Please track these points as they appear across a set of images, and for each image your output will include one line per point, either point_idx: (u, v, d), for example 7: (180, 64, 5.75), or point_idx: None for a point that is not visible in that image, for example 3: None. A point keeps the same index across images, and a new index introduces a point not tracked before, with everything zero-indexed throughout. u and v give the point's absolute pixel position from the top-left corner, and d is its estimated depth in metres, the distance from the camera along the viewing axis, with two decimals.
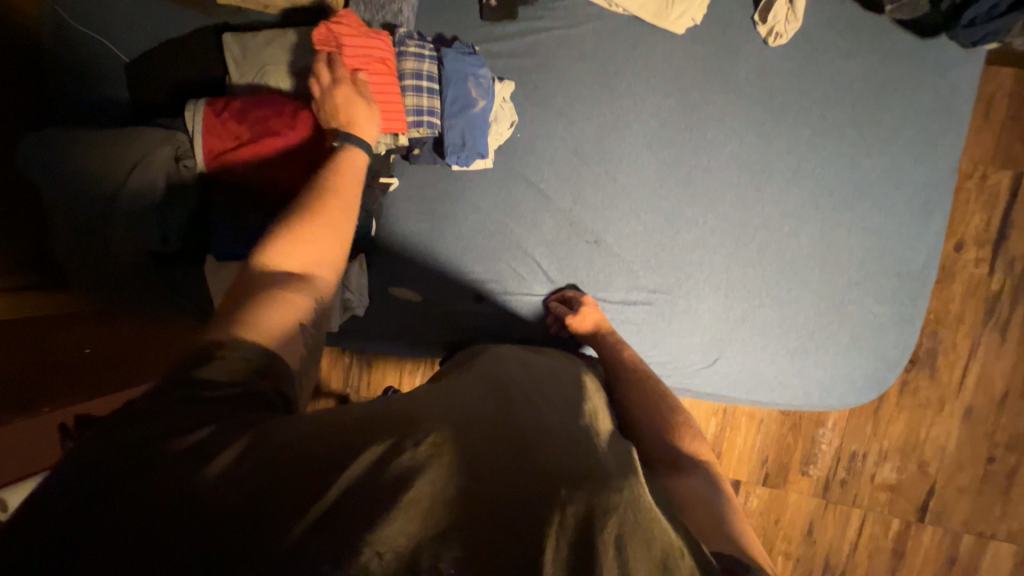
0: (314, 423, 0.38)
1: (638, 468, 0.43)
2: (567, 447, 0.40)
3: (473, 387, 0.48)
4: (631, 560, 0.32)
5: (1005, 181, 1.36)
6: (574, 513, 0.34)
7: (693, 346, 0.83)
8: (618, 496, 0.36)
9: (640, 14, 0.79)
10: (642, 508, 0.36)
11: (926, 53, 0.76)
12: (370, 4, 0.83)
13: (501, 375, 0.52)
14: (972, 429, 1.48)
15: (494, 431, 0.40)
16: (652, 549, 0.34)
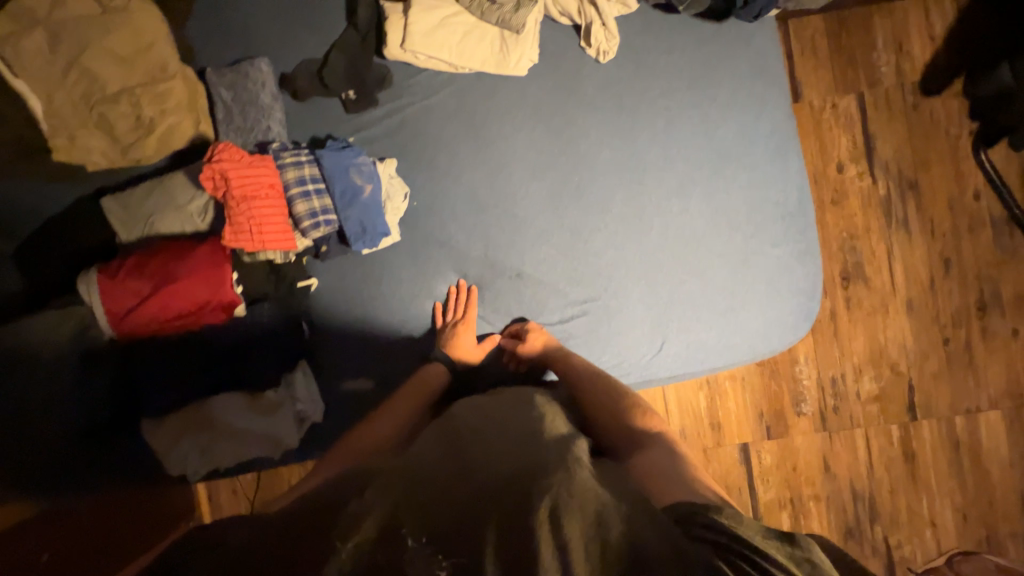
0: (294, 505, 0.46)
1: (577, 456, 0.52)
2: (508, 459, 0.50)
3: (433, 433, 0.57)
4: (567, 522, 0.42)
5: (851, 104, 1.60)
6: (514, 498, 0.44)
7: (639, 339, 0.87)
8: (553, 483, 0.45)
9: (484, 69, 0.87)
10: (575, 485, 0.46)
11: (729, 30, 0.87)
12: (239, 130, 0.88)
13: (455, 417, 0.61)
14: (919, 320, 1.62)
15: (447, 460, 0.50)
16: (586, 512, 0.43)
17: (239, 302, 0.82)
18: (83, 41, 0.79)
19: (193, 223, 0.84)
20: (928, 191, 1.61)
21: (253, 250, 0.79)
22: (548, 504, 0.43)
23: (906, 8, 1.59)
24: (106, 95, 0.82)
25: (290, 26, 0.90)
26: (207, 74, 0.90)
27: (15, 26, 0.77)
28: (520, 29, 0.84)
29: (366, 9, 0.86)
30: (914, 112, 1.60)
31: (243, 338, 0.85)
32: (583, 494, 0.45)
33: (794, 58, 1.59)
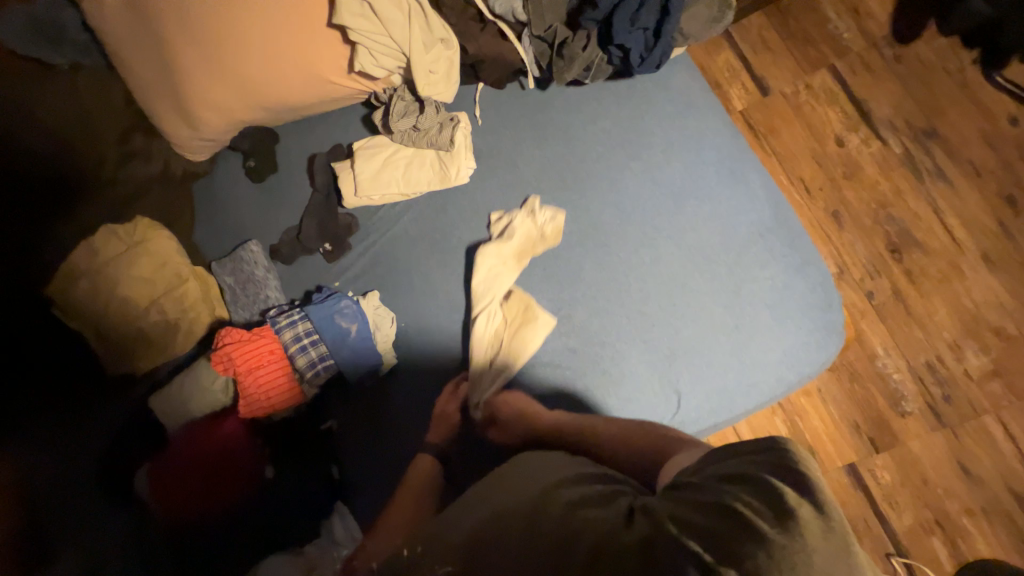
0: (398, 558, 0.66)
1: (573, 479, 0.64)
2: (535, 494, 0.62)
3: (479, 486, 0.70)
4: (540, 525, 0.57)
5: (826, 78, 1.54)
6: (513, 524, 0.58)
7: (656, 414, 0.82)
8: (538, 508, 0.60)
9: (433, 189, 0.94)
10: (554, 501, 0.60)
11: (642, 81, 0.89)
12: (245, 306, 1.00)
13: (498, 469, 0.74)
14: (1007, 271, 1.38)
15: (485, 504, 0.65)
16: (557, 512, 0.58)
17: (264, 463, 0.91)
18: (114, 276, 0.96)
19: (220, 399, 0.94)
20: (951, 134, 1.45)
21: (267, 414, 0.88)
22: (563, 515, 0.57)
23: None
24: (139, 312, 0.96)
25: (269, 206, 1.03)
26: (212, 266, 1.03)
27: (63, 279, 0.94)
28: (450, 147, 0.91)
29: (322, 173, 0.98)
30: (898, 63, 1.49)
31: (272, 501, 0.89)
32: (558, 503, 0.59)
33: (748, 58, 1.58)
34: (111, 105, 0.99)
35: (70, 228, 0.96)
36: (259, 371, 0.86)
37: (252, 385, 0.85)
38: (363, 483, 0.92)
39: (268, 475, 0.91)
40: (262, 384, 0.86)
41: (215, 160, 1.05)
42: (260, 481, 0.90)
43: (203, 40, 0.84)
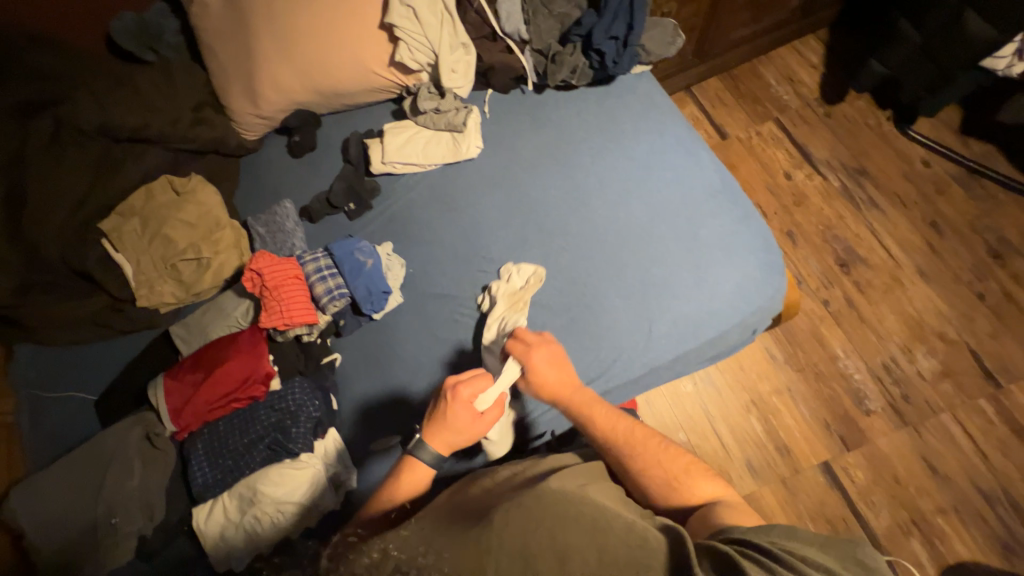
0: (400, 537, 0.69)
1: (589, 503, 0.67)
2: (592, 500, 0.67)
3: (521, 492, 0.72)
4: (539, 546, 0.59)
5: (772, 127, 1.86)
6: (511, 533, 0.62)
7: (639, 358, 0.94)
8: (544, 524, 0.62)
9: (447, 161, 1.14)
10: (563, 519, 0.63)
11: (616, 86, 1.14)
12: (273, 252, 1.13)
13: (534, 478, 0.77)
14: (941, 283, 1.58)
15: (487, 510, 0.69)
16: (564, 537, 0.60)
17: (275, 374, 0.96)
18: (163, 218, 1.10)
19: (237, 324, 1.03)
20: (878, 172, 1.73)
21: (284, 327, 0.97)
22: (559, 531, 0.61)
23: (782, 52, 1.95)
24: (179, 251, 1.09)
25: (305, 174, 1.22)
26: (248, 220, 1.18)
27: (120, 219, 1.08)
28: (463, 127, 1.12)
29: (356, 147, 1.18)
30: (829, 118, 1.83)
31: (273, 414, 0.93)
32: (563, 525, 0.62)
33: (708, 110, 1.92)
34: (183, 82, 1.19)
35: (131, 175, 1.11)
36: (283, 291, 0.96)
37: (276, 302, 0.95)
38: (361, 413, 0.98)
39: (274, 389, 0.96)
40: (282, 301, 0.96)
41: (264, 141, 1.25)
42: (267, 393, 0.95)
43: (279, 35, 1.08)
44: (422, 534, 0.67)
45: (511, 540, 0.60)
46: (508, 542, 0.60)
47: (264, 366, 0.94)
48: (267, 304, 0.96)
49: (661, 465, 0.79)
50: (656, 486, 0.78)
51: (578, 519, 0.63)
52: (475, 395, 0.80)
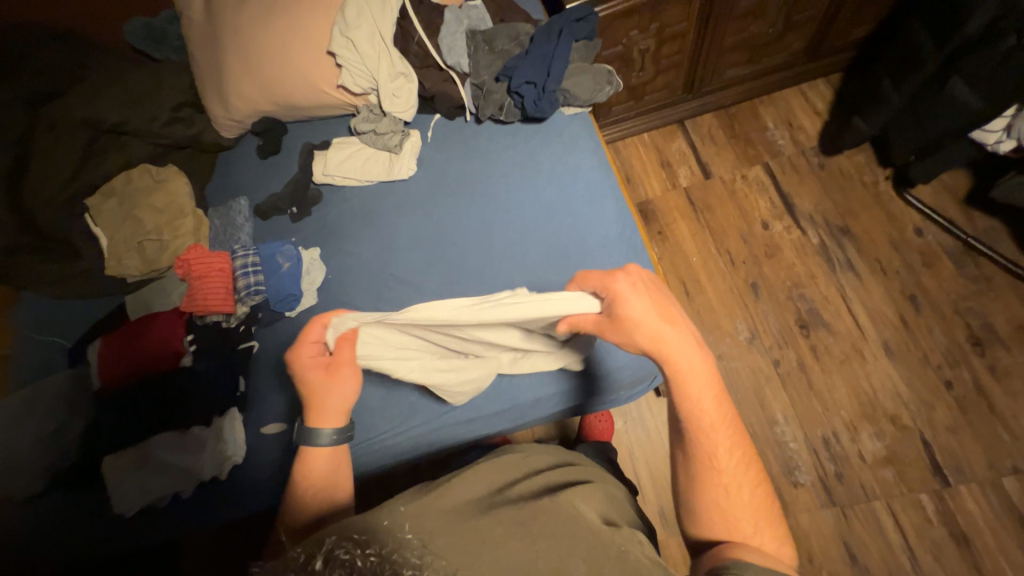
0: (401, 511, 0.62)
1: (584, 509, 0.67)
2: (590, 519, 0.65)
3: (518, 494, 0.70)
4: (560, 547, 0.60)
5: (759, 172, 1.79)
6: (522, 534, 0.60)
7: (500, 396, 1.05)
8: (564, 520, 0.63)
9: (380, 179, 1.22)
10: (579, 522, 0.64)
11: (547, 125, 1.17)
12: (222, 243, 1.27)
13: (531, 481, 0.74)
14: (905, 363, 1.47)
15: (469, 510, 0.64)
16: (581, 539, 0.61)
17: (184, 352, 1.10)
18: (136, 201, 1.26)
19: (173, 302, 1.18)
20: (863, 234, 1.63)
21: (202, 312, 1.11)
22: (559, 533, 0.61)
23: (787, 95, 1.86)
24: (144, 232, 1.25)
25: (264, 175, 1.34)
26: (210, 211, 1.34)
27: (102, 199, 1.26)
28: (398, 149, 1.21)
29: (306, 156, 1.29)
30: (822, 170, 1.73)
31: (181, 386, 1.07)
32: (577, 528, 0.62)
33: (697, 146, 1.87)
34: (176, 83, 1.36)
35: (117, 160, 1.28)
36: (205, 281, 1.12)
37: (197, 289, 1.12)
38: (260, 400, 1.08)
39: (185, 364, 1.10)
40: (201, 288, 1.11)
41: (238, 141, 1.39)
42: (178, 366, 1.09)
43: (246, 52, 1.21)
44: (417, 510, 0.62)
45: (509, 549, 0.59)
46: (508, 551, 0.58)
47: (179, 340, 1.10)
48: (189, 290, 1.12)
49: (725, 505, 0.65)
50: (696, 500, 0.67)
51: (586, 524, 0.64)
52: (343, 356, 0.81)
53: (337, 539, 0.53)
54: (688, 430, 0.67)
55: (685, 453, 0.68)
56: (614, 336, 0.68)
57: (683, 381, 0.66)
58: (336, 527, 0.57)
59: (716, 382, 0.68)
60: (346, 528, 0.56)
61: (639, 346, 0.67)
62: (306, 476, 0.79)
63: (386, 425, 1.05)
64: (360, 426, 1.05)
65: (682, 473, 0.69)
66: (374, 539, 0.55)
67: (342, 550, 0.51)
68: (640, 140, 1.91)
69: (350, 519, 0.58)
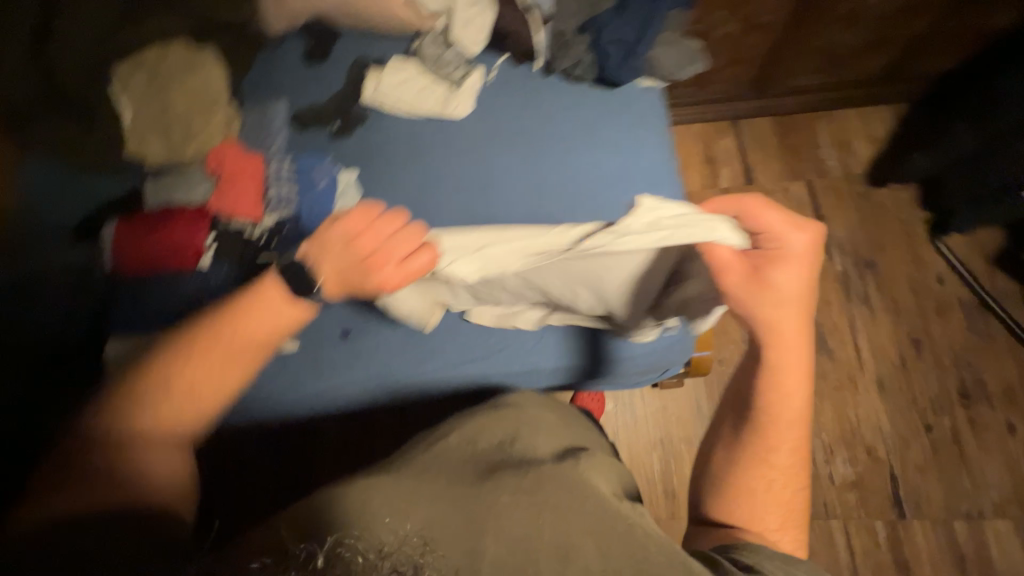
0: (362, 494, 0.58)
1: (588, 481, 0.63)
2: (598, 491, 0.61)
3: (521, 458, 0.67)
4: (560, 530, 0.55)
5: (801, 188, 1.76)
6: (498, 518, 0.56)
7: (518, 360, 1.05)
8: (566, 498, 0.59)
9: (433, 112, 1.15)
10: (583, 496, 0.60)
11: (619, 93, 1.12)
12: (253, 143, 1.20)
13: (536, 444, 0.72)
14: (894, 401, 1.52)
15: (447, 486, 0.61)
16: (590, 520, 0.56)
17: (204, 253, 1.05)
18: (167, 81, 1.16)
19: (195, 198, 1.08)
20: (887, 271, 1.64)
21: (229, 215, 1.07)
22: (555, 514, 0.56)
23: (847, 115, 1.81)
24: (172, 116, 1.16)
25: (308, 81, 1.25)
26: (244, 108, 1.26)
27: (129, 71, 1.16)
28: (459, 84, 1.15)
29: (358, 71, 1.22)
30: (863, 199, 1.72)
31: (198, 286, 1.04)
32: (586, 505, 0.58)
33: (746, 149, 1.81)
34: None
35: (151, 30, 1.18)
36: (238, 183, 1.08)
37: (229, 190, 1.08)
38: None
39: (202, 265, 1.05)
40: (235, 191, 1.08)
41: (284, 38, 1.29)
42: (195, 266, 1.04)
43: None
44: (393, 489, 0.59)
45: (511, 523, 0.55)
46: (507, 529, 0.54)
47: (200, 238, 1.04)
48: (220, 188, 1.08)
49: (756, 487, 0.67)
50: (725, 478, 0.69)
51: (592, 496, 0.61)
52: (402, 252, 0.76)
53: (345, 534, 0.53)
54: (761, 420, 0.69)
55: (741, 440, 0.70)
56: (748, 292, 0.67)
57: (784, 371, 0.68)
58: (319, 518, 0.55)
59: (806, 385, 0.70)
60: (339, 518, 0.54)
61: (756, 313, 0.67)
62: (171, 401, 0.69)
63: (401, 365, 1.03)
64: (374, 361, 1.04)
65: (722, 459, 0.70)
66: (374, 530, 0.53)
67: (349, 551, 0.50)
68: (690, 130, 1.85)
69: (332, 508, 0.56)
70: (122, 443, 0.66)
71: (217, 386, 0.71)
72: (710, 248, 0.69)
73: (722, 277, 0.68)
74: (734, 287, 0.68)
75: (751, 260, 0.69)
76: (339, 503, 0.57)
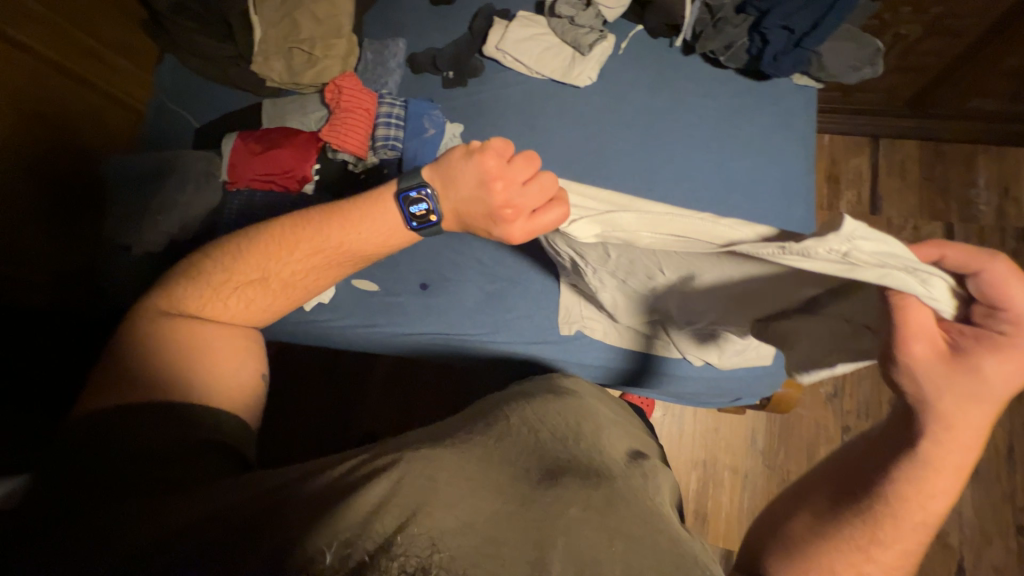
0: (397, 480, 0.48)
1: (660, 512, 0.54)
2: (676, 532, 0.51)
3: (585, 464, 0.56)
4: (628, 565, 0.45)
5: (937, 230, 1.52)
6: (554, 536, 0.46)
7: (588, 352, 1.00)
8: (636, 527, 0.49)
9: (553, 76, 1.08)
10: (656, 528, 0.51)
11: (763, 90, 1.00)
12: (368, 80, 1.20)
13: (599, 449, 0.61)
14: (985, 489, 1.34)
15: (493, 483, 0.51)
16: (663, 559, 0.47)
17: (310, 180, 1.09)
18: (299, 4, 1.17)
19: (308, 125, 1.17)
20: None
21: (336, 147, 1.06)
22: (623, 544, 0.47)
23: (1019, 156, 1.53)
24: (298, 39, 1.17)
25: (430, 23, 1.22)
26: (364, 42, 1.25)
27: None
28: (586, 51, 1.06)
29: (483, 21, 1.17)
30: (1012, 258, 1.47)
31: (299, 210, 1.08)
32: (659, 539, 0.49)
33: (880, 173, 1.58)
34: None
35: None
36: (349, 116, 1.07)
37: (340, 121, 1.06)
38: None
39: (306, 191, 1.09)
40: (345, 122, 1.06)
41: None
42: (300, 191, 1.09)
43: None
44: (432, 476, 0.50)
45: (575, 541, 0.46)
46: (570, 541, 0.46)
47: (308, 166, 1.07)
48: (333, 118, 1.07)
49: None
50: (804, 552, 0.57)
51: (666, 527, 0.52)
52: (536, 203, 0.62)
53: (408, 512, 0.45)
54: (874, 511, 0.54)
55: (834, 519, 0.56)
56: (933, 376, 0.47)
57: (934, 471, 0.51)
58: (371, 492, 0.47)
59: (956, 494, 0.52)
60: (397, 495, 0.47)
61: (935, 402, 0.48)
62: (220, 301, 0.67)
63: (472, 328, 1.03)
64: (447, 318, 1.04)
65: (799, 528, 0.58)
66: (431, 514, 0.45)
67: (406, 546, 0.43)
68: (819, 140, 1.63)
69: (385, 480, 0.48)
70: (159, 333, 0.64)
71: (260, 309, 0.68)
72: (902, 307, 0.47)
73: (903, 344, 0.47)
74: (917, 362, 0.47)
75: (946, 335, 0.47)
76: (397, 481, 0.48)
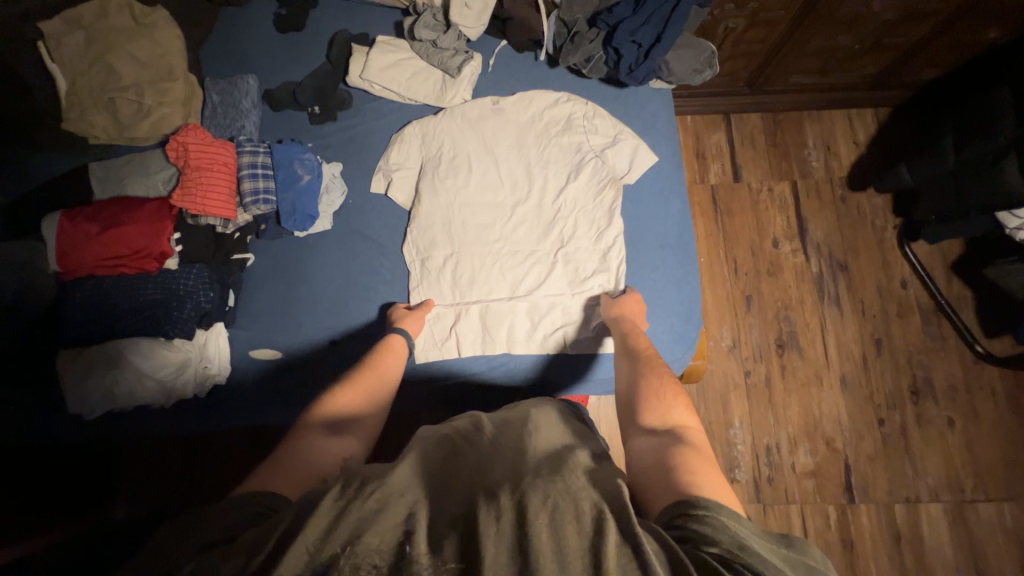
0: (321, 524, 0.47)
1: (595, 478, 0.55)
2: (594, 488, 0.53)
3: (505, 458, 0.59)
4: (552, 545, 0.47)
5: (786, 189, 1.78)
6: (482, 533, 0.47)
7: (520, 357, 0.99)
8: (561, 501, 0.50)
9: (427, 101, 1.07)
10: (575, 492, 0.51)
11: (626, 95, 1.08)
12: (220, 125, 1.06)
13: (519, 442, 0.63)
14: (853, 397, 1.63)
15: (425, 506, 0.51)
16: (585, 524, 0.49)
17: (172, 254, 0.96)
18: (113, 43, 0.99)
19: (155, 189, 1.01)
20: (857, 274, 1.72)
21: (196, 212, 0.96)
22: (548, 525, 0.48)
23: (833, 118, 1.82)
24: (120, 86, 0.99)
25: (283, 54, 1.12)
26: (206, 82, 1.11)
27: (64, 26, 0.98)
28: (455, 73, 1.05)
29: (341, 48, 1.10)
30: (842, 203, 1.76)
31: (160, 286, 0.92)
32: (577, 508, 0.50)
33: (736, 145, 1.80)
34: None
35: None
36: (202, 173, 0.96)
37: (191, 182, 0.95)
38: (250, 320, 1.00)
39: (169, 268, 0.96)
40: (198, 182, 0.95)
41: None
42: (159, 269, 0.95)
43: None
44: (361, 512, 0.48)
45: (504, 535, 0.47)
46: (498, 535, 0.47)
47: (164, 238, 0.94)
48: (181, 180, 0.95)
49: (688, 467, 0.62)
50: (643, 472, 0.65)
51: (586, 488, 0.53)
52: None
53: (349, 534, 0.46)
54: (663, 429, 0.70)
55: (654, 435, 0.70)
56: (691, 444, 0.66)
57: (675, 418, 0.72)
58: (312, 526, 0.46)
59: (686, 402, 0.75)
60: (333, 528, 0.47)
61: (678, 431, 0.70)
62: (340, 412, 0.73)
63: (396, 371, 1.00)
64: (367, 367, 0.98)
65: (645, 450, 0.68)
66: (372, 532, 0.47)
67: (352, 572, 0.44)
68: (683, 123, 1.81)
69: (301, 531, 0.46)
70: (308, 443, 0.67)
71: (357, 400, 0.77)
72: None
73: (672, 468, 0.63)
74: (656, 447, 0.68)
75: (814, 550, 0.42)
76: (343, 508, 0.48)
